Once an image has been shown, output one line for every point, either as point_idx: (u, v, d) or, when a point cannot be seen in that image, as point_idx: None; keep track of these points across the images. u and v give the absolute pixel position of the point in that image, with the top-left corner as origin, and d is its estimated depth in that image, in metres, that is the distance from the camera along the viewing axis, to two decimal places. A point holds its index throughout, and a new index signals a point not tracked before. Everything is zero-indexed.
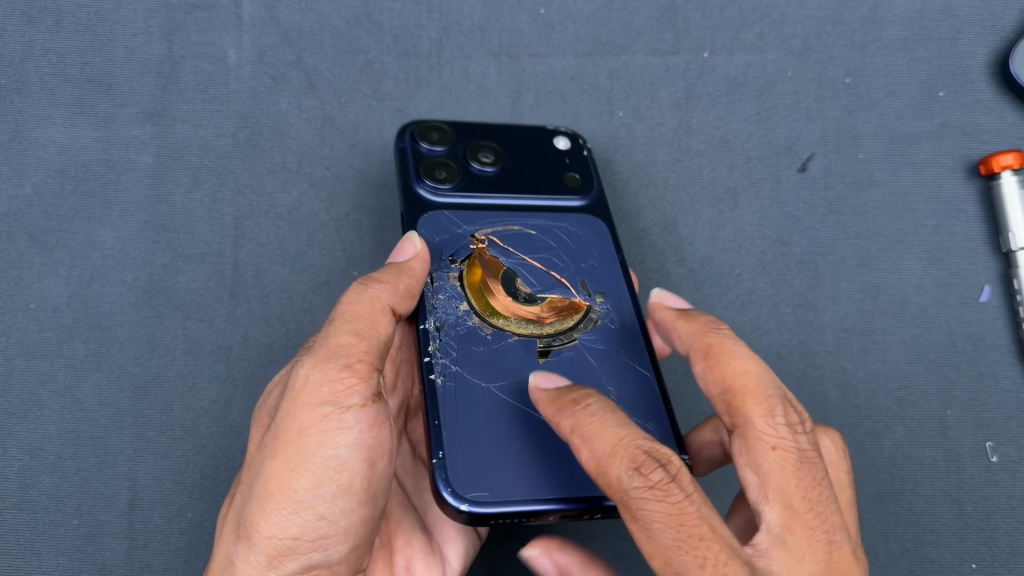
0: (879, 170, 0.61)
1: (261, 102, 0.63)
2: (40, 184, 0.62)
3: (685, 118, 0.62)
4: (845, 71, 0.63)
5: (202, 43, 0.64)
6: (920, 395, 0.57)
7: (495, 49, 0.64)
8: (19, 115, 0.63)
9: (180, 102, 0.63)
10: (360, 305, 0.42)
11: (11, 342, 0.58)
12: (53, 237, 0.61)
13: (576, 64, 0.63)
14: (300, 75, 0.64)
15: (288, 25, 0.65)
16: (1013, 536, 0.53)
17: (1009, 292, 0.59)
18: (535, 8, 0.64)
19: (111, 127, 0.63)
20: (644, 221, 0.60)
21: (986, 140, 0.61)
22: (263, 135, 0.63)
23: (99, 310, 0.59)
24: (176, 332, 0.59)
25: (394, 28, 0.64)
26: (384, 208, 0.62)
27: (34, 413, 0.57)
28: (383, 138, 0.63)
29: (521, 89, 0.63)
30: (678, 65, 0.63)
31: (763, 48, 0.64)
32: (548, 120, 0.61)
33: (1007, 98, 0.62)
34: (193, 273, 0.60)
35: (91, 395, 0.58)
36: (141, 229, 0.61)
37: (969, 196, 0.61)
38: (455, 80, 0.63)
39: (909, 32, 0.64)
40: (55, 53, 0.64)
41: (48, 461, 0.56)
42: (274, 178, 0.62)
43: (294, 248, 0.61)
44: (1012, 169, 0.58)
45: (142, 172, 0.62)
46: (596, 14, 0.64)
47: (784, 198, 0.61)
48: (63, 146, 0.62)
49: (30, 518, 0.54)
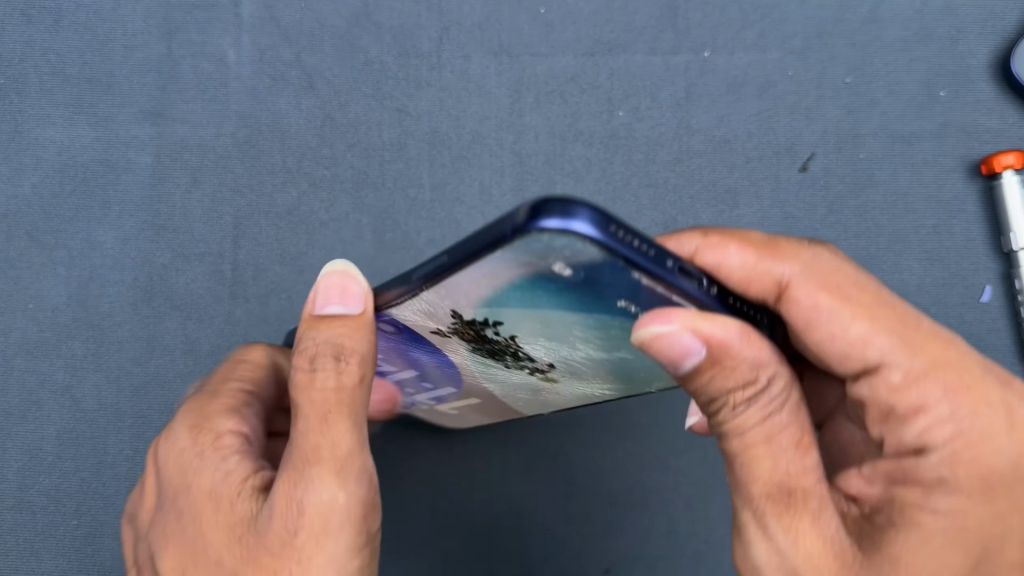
0: (880, 170, 0.61)
1: (260, 102, 0.63)
2: (39, 184, 0.62)
3: (685, 118, 0.62)
4: (846, 71, 0.63)
5: (201, 42, 0.64)
6: None
7: (496, 49, 0.63)
8: (18, 115, 0.63)
9: (180, 102, 0.63)
10: (323, 355, 0.36)
11: (11, 342, 0.59)
12: (51, 237, 0.61)
13: (577, 63, 0.63)
14: (300, 75, 0.63)
15: (287, 24, 0.64)
16: None
17: (1010, 292, 0.59)
18: (535, 7, 0.64)
19: (111, 127, 0.62)
20: (644, 221, 0.60)
21: (986, 140, 0.61)
22: (262, 134, 0.62)
23: (98, 310, 0.59)
24: (175, 332, 0.59)
25: (393, 28, 0.64)
26: (384, 208, 0.61)
27: (32, 413, 0.58)
28: (382, 137, 0.62)
29: (521, 90, 0.63)
30: (678, 65, 0.63)
31: (764, 47, 0.63)
32: (548, 120, 0.62)
33: (1008, 98, 0.62)
34: (192, 273, 0.60)
35: (90, 395, 0.58)
36: (140, 229, 0.61)
37: (970, 196, 0.61)
38: (455, 80, 0.63)
39: (910, 32, 0.63)
40: (55, 52, 0.64)
41: (46, 462, 0.57)
42: (274, 178, 0.62)
43: (294, 248, 0.61)
44: (1013, 169, 0.58)
45: (141, 172, 0.62)
46: (596, 13, 0.64)
47: (785, 198, 0.61)
48: (61, 145, 0.62)
49: (28, 518, 0.56)
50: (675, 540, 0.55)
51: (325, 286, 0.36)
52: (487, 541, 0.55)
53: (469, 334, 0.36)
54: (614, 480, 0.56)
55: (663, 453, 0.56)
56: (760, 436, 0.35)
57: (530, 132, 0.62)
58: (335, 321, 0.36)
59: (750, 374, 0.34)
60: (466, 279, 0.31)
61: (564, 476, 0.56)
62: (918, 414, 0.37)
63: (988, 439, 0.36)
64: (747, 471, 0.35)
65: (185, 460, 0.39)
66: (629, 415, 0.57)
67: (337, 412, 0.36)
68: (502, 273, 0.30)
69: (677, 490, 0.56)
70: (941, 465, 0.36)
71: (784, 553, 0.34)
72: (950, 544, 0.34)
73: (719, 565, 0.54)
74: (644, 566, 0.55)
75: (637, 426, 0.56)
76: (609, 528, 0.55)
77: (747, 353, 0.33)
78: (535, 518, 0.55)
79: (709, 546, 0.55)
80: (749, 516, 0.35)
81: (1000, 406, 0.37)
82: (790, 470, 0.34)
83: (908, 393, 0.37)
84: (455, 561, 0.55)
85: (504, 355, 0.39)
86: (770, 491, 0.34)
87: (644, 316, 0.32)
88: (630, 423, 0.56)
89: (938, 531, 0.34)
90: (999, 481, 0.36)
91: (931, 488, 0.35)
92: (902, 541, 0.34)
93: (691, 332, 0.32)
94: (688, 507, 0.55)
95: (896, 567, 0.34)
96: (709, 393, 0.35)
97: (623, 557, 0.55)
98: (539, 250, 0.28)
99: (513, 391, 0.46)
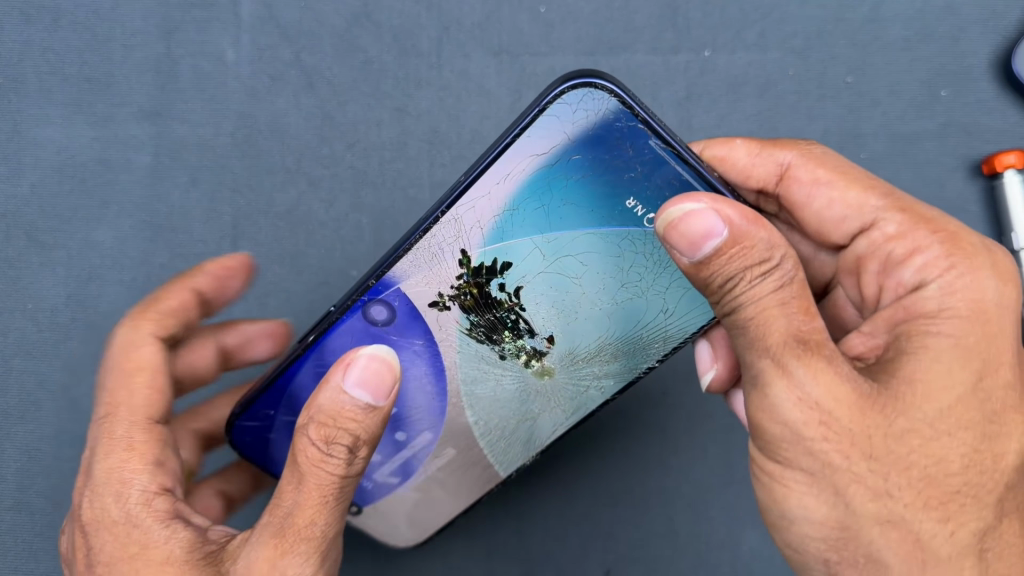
0: (882, 170, 0.61)
1: (260, 101, 0.63)
2: (37, 184, 0.61)
3: (686, 118, 0.62)
4: (847, 70, 0.63)
5: (201, 42, 0.64)
6: None
7: (496, 48, 0.63)
8: (16, 115, 0.62)
9: (179, 102, 0.63)
10: (312, 436, 0.37)
11: (9, 342, 0.59)
12: (50, 237, 0.61)
13: (577, 63, 0.63)
14: (299, 75, 0.63)
15: (286, 23, 0.64)
16: None
17: None
18: (536, 6, 0.64)
19: (110, 127, 0.62)
20: None
21: (987, 140, 0.61)
22: (261, 134, 0.62)
23: (97, 310, 0.59)
24: None
25: (393, 27, 0.63)
26: (383, 208, 0.61)
27: (31, 413, 0.58)
28: (382, 136, 0.62)
29: (521, 89, 0.63)
30: (678, 64, 0.63)
31: (765, 47, 0.63)
32: None
33: (1009, 97, 0.62)
34: None
35: (88, 395, 0.58)
36: (139, 229, 0.61)
37: (971, 196, 0.61)
38: (455, 79, 0.63)
39: (912, 31, 0.63)
40: (53, 51, 0.63)
41: (44, 462, 0.57)
42: (273, 178, 0.61)
43: (294, 248, 0.60)
44: (1014, 168, 0.58)
45: (139, 172, 0.61)
46: (597, 12, 0.63)
47: None
48: (60, 145, 0.62)
49: (26, 518, 0.56)
50: (675, 541, 0.55)
51: (357, 366, 0.37)
52: (486, 542, 0.55)
53: (478, 294, 0.44)
54: (614, 482, 0.55)
55: (663, 453, 0.56)
56: (774, 296, 0.36)
57: None
58: (328, 398, 0.37)
59: (765, 250, 0.36)
60: (497, 192, 0.42)
61: (564, 476, 0.55)
62: (907, 260, 0.41)
63: (976, 271, 0.39)
64: (758, 328, 0.36)
65: (125, 529, 0.40)
66: (629, 415, 0.56)
67: (337, 496, 0.38)
68: (530, 164, 0.41)
69: (678, 490, 0.55)
70: (939, 295, 0.38)
71: (806, 393, 0.34)
72: (957, 363, 0.36)
73: (719, 566, 0.54)
74: (644, 567, 0.55)
75: (639, 427, 0.56)
76: (609, 529, 0.55)
77: (755, 228, 0.36)
78: (534, 518, 0.55)
79: (709, 545, 0.55)
80: (767, 364, 0.35)
81: (983, 249, 0.40)
82: (806, 326, 0.36)
83: (897, 241, 0.42)
84: (455, 560, 0.55)
85: (502, 329, 0.45)
86: (788, 341, 0.35)
87: (674, 204, 0.37)
88: (630, 423, 0.56)
89: (943, 350, 0.36)
90: (993, 311, 0.38)
91: (933, 316, 0.38)
92: (911, 366, 0.36)
93: (714, 213, 0.36)
94: (688, 507, 0.55)
95: (910, 387, 0.35)
96: (724, 272, 0.36)
97: (624, 557, 0.55)
98: (565, 120, 0.40)
99: (497, 416, 0.49)
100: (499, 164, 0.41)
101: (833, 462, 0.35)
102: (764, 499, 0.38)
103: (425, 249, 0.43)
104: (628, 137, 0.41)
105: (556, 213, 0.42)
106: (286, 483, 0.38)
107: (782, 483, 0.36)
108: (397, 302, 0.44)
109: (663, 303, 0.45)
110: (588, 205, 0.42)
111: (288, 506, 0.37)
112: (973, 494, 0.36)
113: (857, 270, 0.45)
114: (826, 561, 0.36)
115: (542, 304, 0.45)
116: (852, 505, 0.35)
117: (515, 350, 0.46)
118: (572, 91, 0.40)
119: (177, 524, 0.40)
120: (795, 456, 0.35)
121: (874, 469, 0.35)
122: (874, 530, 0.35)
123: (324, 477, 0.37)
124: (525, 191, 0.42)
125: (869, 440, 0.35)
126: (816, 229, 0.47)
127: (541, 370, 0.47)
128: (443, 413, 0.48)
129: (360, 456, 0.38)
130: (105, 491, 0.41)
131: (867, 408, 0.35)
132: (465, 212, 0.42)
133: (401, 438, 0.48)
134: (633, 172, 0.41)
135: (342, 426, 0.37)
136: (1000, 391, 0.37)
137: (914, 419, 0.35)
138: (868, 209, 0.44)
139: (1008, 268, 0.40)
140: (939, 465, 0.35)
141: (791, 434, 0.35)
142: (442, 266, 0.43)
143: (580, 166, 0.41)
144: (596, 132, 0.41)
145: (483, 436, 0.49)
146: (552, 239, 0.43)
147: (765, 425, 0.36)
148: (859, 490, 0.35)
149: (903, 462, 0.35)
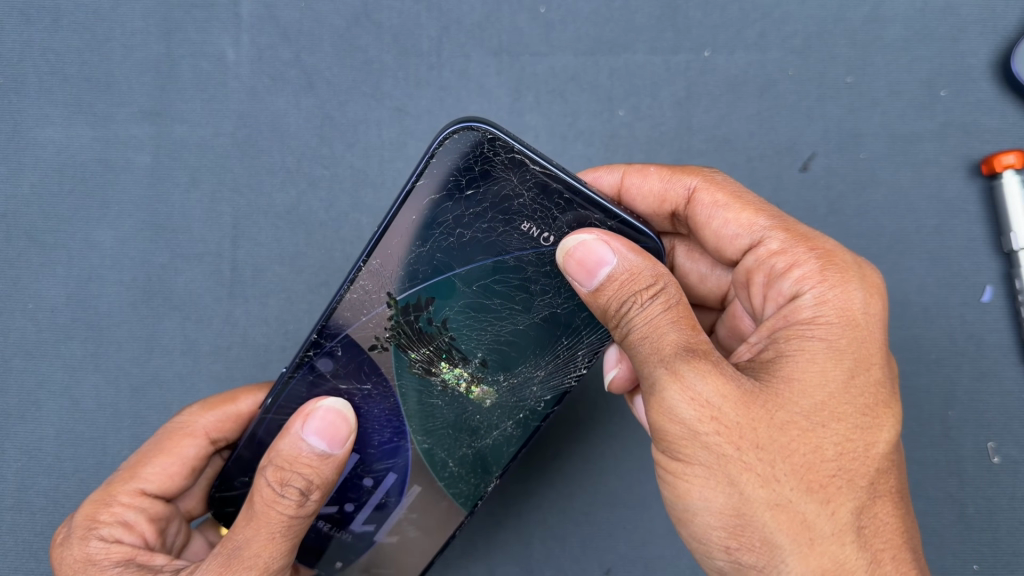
0: (881, 170, 0.61)
1: (260, 101, 0.63)
2: (37, 184, 0.62)
3: (685, 117, 0.62)
4: (846, 70, 0.63)
5: (200, 41, 0.64)
6: (920, 394, 0.57)
7: (496, 49, 0.63)
8: (17, 115, 0.63)
9: (179, 102, 0.63)
10: (268, 473, 0.39)
11: (9, 342, 0.59)
12: (49, 237, 0.61)
13: (577, 63, 0.63)
14: (298, 74, 0.63)
15: (286, 23, 0.64)
16: (1014, 536, 0.54)
17: (1010, 292, 0.58)
18: (536, 6, 0.64)
19: (109, 126, 0.62)
20: None
21: (987, 140, 0.61)
22: (261, 134, 0.62)
23: (97, 311, 0.59)
24: (174, 332, 0.59)
25: (393, 27, 0.63)
26: (383, 208, 0.61)
27: (31, 413, 0.58)
28: (382, 136, 0.62)
29: (521, 90, 0.62)
30: (679, 64, 0.63)
31: (766, 47, 0.63)
32: (548, 120, 0.62)
33: (1010, 98, 0.61)
34: (192, 272, 0.60)
35: (89, 395, 0.58)
36: (139, 228, 0.61)
37: (970, 196, 0.60)
38: (455, 80, 0.63)
39: (912, 32, 0.63)
40: (53, 51, 0.63)
41: (45, 462, 0.57)
42: (274, 179, 0.61)
43: (294, 248, 0.61)
44: (1014, 169, 0.57)
45: (139, 172, 0.62)
46: (597, 11, 0.64)
47: (786, 198, 0.61)
48: (60, 145, 0.62)
49: (26, 518, 0.56)
50: (674, 539, 0.55)
51: (317, 418, 0.41)
52: (487, 540, 0.55)
53: (409, 330, 0.45)
54: (615, 481, 0.56)
55: None
56: (667, 314, 0.37)
57: (530, 132, 0.62)
58: (285, 443, 0.40)
59: (651, 274, 0.38)
60: (402, 238, 0.43)
61: (564, 478, 0.56)
62: (787, 273, 0.40)
63: (845, 280, 0.39)
64: (652, 343, 0.37)
65: (83, 565, 0.42)
66: (629, 415, 0.56)
67: (286, 531, 0.39)
68: (428, 208, 0.42)
69: None
70: (813, 305, 0.38)
71: (695, 392, 0.35)
72: (829, 363, 0.36)
73: None
74: (644, 566, 0.54)
75: (638, 429, 0.56)
76: (607, 528, 0.55)
77: (642, 258, 0.38)
78: (534, 517, 0.55)
79: None
80: (661, 372, 0.36)
81: (854, 265, 0.40)
82: (694, 339, 0.36)
83: (779, 255, 0.41)
84: (454, 559, 0.55)
85: (439, 360, 0.45)
86: (681, 352, 0.36)
87: (567, 237, 0.39)
88: (629, 423, 0.56)
89: (816, 352, 0.37)
90: (862, 320, 0.38)
91: (807, 323, 0.38)
92: (790, 366, 0.37)
93: (603, 243, 0.38)
94: None
95: (788, 386, 0.36)
96: (617, 297, 0.37)
97: (624, 556, 0.55)
98: (449, 159, 0.41)
99: (449, 442, 0.47)
100: (398, 210, 0.42)
101: (725, 454, 0.35)
102: (669, 495, 0.37)
103: (354, 301, 0.44)
104: (513, 166, 0.41)
105: (460, 247, 0.43)
106: (240, 519, 0.40)
107: (683, 478, 0.36)
108: (341, 350, 0.45)
109: (582, 314, 0.45)
110: (487, 236, 0.43)
111: (240, 538, 0.39)
112: (850, 479, 0.36)
113: (747, 285, 0.43)
114: (725, 549, 0.36)
115: (469, 329, 0.45)
116: (744, 493, 0.35)
117: (454, 378, 0.46)
118: (451, 133, 0.40)
119: (129, 565, 0.43)
120: (692, 451, 0.35)
121: (762, 458, 0.35)
122: (766, 515, 0.35)
123: (279, 514, 0.39)
124: (430, 232, 0.43)
125: (755, 430, 0.35)
126: (714, 246, 0.46)
127: (482, 394, 0.46)
128: (405, 452, 0.47)
129: (314, 498, 0.40)
130: (77, 530, 0.44)
131: (751, 403, 0.35)
132: (376, 262, 0.43)
133: (368, 482, 0.47)
134: (526, 199, 0.42)
135: (296, 470, 0.39)
136: (873, 390, 0.37)
137: (790, 412, 0.35)
138: (757, 228, 0.43)
139: (876, 280, 0.40)
140: (817, 452, 0.35)
141: (688, 432, 0.35)
142: (370, 312, 0.44)
143: (473, 201, 0.42)
144: (480, 167, 0.41)
145: (440, 463, 0.47)
146: (462, 272, 0.43)
147: (664, 427, 0.36)
148: (750, 478, 0.35)
149: (787, 450, 0.35)
